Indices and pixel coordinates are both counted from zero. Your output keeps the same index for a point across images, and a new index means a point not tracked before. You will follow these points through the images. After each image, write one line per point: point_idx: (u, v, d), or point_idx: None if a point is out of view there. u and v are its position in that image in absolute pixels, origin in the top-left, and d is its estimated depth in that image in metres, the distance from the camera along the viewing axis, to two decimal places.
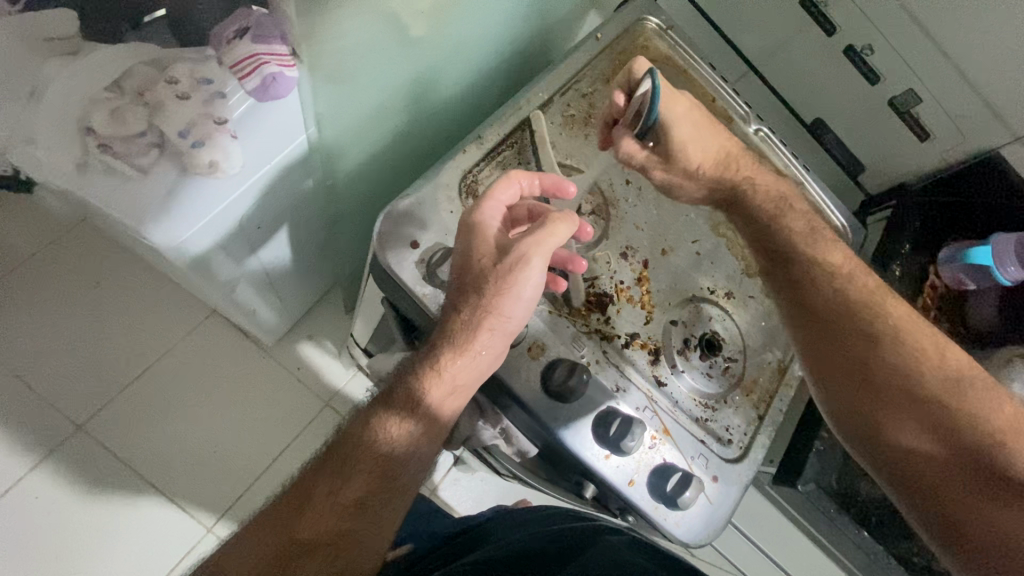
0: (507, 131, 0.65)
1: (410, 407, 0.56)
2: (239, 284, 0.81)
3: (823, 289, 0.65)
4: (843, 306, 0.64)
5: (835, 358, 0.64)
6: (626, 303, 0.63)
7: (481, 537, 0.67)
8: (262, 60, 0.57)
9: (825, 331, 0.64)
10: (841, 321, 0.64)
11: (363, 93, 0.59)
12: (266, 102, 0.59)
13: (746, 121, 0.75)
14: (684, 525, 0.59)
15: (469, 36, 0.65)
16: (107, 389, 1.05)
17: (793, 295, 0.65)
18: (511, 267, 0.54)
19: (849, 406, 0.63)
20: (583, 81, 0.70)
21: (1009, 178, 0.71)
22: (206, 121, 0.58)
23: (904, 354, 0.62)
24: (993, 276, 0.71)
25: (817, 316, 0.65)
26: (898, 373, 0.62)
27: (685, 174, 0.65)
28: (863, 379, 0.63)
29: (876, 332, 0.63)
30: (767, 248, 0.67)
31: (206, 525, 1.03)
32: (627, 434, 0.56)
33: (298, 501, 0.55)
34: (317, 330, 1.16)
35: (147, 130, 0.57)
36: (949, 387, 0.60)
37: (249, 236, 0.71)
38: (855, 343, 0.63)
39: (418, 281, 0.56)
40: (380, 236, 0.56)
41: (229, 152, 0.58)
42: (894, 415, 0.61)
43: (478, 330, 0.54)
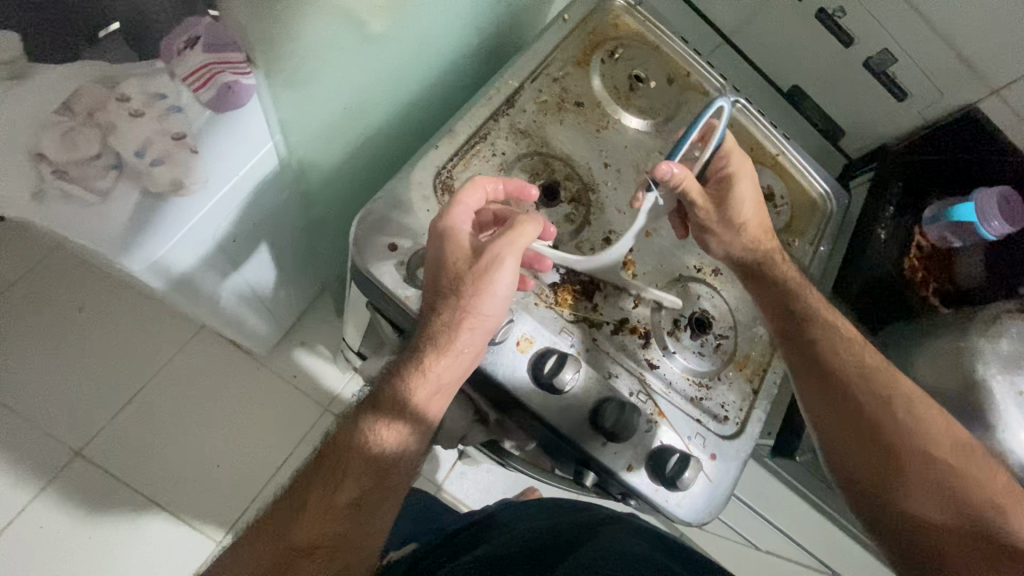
0: (478, 125, 0.62)
1: (392, 412, 0.55)
2: (222, 296, 0.80)
3: (840, 355, 0.63)
4: (857, 371, 0.63)
5: (853, 426, 0.61)
6: (613, 289, 0.62)
7: (486, 532, 0.68)
8: (215, 70, 0.54)
9: (843, 398, 0.62)
10: (855, 386, 0.62)
11: (326, 96, 0.57)
12: (224, 113, 0.57)
13: (723, 93, 0.74)
14: (686, 504, 0.59)
15: (437, 31, 0.63)
16: (103, 414, 1.04)
17: (812, 368, 0.63)
18: (486, 269, 0.53)
19: (863, 477, 0.60)
20: (553, 65, 0.68)
21: (987, 131, 0.71)
22: (163, 138, 0.55)
23: (915, 423, 0.60)
24: (978, 232, 0.71)
25: (835, 382, 0.62)
26: (908, 437, 0.60)
27: (727, 226, 0.64)
28: (877, 445, 0.60)
29: (887, 395, 0.61)
30: (785, 321, 0.64)
31: (215, 539, 1.03)
32: (620, 420, 0.56)
33: (287, 507, 0.54)
34: (310, 337, 1.16)
35: (102, 152, 0.53)
36: (957, 450, 0.59)
37: (226, 250, 0.70)
38: (870, 410, 0.61)
39: (399, 283, 0.55)
40: (356, 241, 0.55)
41: (191, 168, 0.57)
42: (917, 495, 0.58)
43: (447, 333, 0.53)
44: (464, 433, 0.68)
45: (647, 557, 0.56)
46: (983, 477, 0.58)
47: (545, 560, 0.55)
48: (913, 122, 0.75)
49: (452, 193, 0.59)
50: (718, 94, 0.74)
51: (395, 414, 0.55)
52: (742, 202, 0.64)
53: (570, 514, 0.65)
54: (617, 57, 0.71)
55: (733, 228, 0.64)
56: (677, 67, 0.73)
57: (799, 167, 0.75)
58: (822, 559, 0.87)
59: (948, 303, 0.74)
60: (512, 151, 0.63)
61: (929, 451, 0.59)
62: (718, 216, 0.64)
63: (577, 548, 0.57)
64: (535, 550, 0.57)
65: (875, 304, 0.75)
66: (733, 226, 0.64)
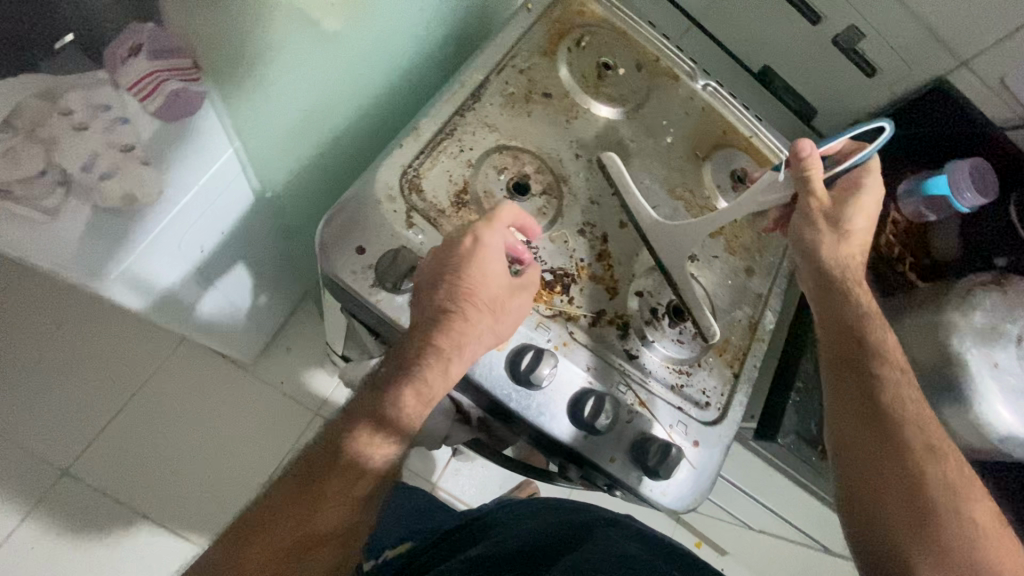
0: (444, 121, 0.61)
1: (370, 417, 0.53)
2: (197, 302, 0.78)
3: (903, 400, 0.59)
4: (913, 423, 0.59)
5: (890, 471, 0.58)
6: (588, 281, 0.62)
7: (486, 531, 0.70)
8: (161, 78, 0.49)
9: (891, 439, 0.58)
10: (908, 433, 0.58)
11: (279, 96, 0.56)
12: (172, 122, 0.53)
13: (694, 77, 0.73)
14: (671, 492, 0.59)
15: (400, 29, 0.61)
16: (88, 431, 1.03)
17: (865, 407, 0.60)
18: (508, 298, 0.54)
19: (886, 523, 0.57)
20: (518, 56, 0.67)
21: (956, 103, 0.71)
22: (110, 151, 0.51)
23: (959, 484, 0.56)
24: (952, 205, 0.71)
25: (887, 428, 0.59)
26: (951, 497, 0.56)
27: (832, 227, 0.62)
28: (915, 494, 0.56)
29: (938, 450, 0.57)
30: (851, 352, 0.62)
31: (200, 545, 1.03)
32: (599, 413, 0.56)
33: (274, 514, 0.51)
34: (297, 342, 1.15)
35: (46, 169, 0.48)
36: (993, 528, 0.56)
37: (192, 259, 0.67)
38: (916, 454, 0.57)
39: (370, 288, 0.54)
40: (322, 245, 0.54)
41: (144, 180, 0.54)
42: (942, 574, 0.54)
43: (445, 333, 0.51)
44: (447, 433, 0.68)
45: (641, 559, 0.56)
46: (1007, 557, 0.54)
47: (539, 564, 0.56)
48: (884, 98, 0.75)
49: (419, 192, 0.57)
50: (688, 79, 0.73)
51: (380, 418, 0.53)
52: (858, 213, 0.62)
53: (569, 513, 0.67)
54: (584, 46, 0.69)
55: (836, 229, 0.62)
56: (646, 53, 0.73)
57: (773, 148, 0.74)
58: (811, 535, 0.88)
59: (925, 279, 0.74)
60: (480, 147, 0.61)
61: (967, 515, 0.55)
62: (828, 217, 0.62)
63: (573, 550, 0.58)
64: (530, 554, 0.59)
65: None
66: (842, 229, 0.62)
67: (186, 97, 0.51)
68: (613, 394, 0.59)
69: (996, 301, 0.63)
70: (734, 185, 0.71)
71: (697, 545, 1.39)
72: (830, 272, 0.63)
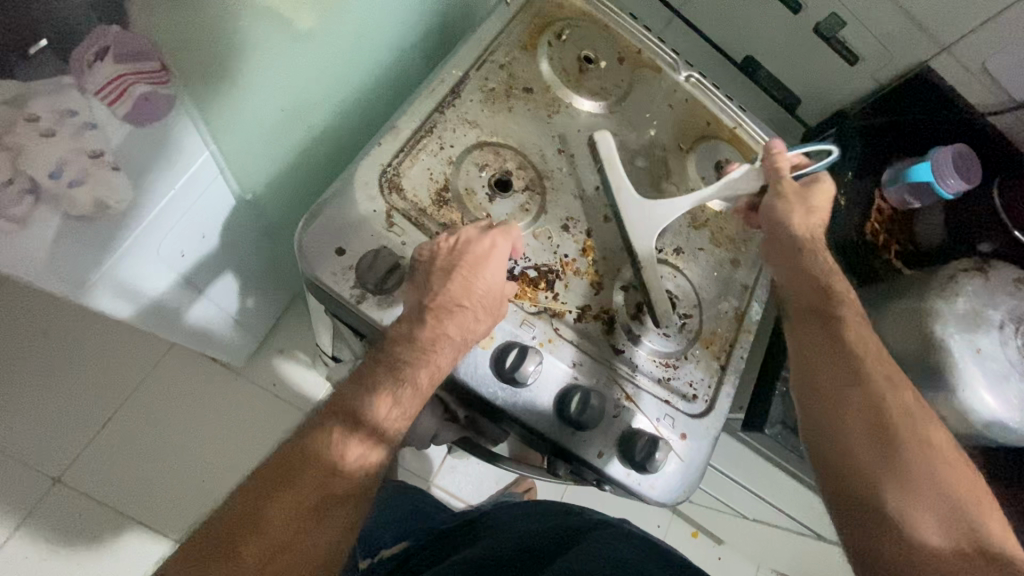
0: (424, 118, 0.60)
1: (354, 420, 0.53)
2: (181, 307, 0.76)
3: (861, 349, 0.60)
4: (874, 358, 0.60)
5: (855, 414, 0.58)
6: (573, 277, 0.61)
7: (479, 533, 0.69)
8: (129, 81, 0.46)
9: (853, 384, 0.59)
10: (867, 375, 0.59)
11: (253, 94, 0.55)
12: (146, 125, 0.50)
13: (676, 69, 0.73)
14: (659, 485, 0.59)
15: (378, 26, 0.60)
16: (78, 438, 1.02)
17: (831, 350, 0.60)
18: (496, 304, 0.54)
19: (854, 463, 0.57)
20: (498, 51, 0.66)
21: (939, 88, 0.71)
22: (80, 157, 0.47)
23: (918, 415, 0.57)
24: (935, 191, 0.71)
25: (854, 367, 0.59)
26: (911, 428, 0.57)
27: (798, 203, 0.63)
28: (878, 431, 0.57)
29: (893, 385, 0.59)
30: (818, 323, 0.62)
31: (172, 540, 1.02)
32: (585, 407, 0.56)
33: (246, 523, 0.49)
34: (288, 344, 1.15)
35: (12, 177, 0.44)
36: (950, 449, 0.57)
37: (172, 263, 0.66)
38: (877, 394, 0.58)
39: (351, 289, 0.53)
40: (300, 247, 0.53)
41: (115, 186, 0.52)
42: (913, 505, 0.55)
43: (429, 323, 0.52)
44: (436, 432, 0.68)
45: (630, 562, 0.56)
46: (965, 475, 0.56)
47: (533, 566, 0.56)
48: (866, 86, 0.75)
49: (400, 191, 0.57)
50: (671, 70, 0.73)
51: (364, 419, 0.53)
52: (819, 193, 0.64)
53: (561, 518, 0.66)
54: (564, 39, 0.69)
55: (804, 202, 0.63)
56: (628, 45, 0.72)
57: (757, 139, 0.74)
58: (804, 523, 0.89)
59: (911, 265, 0.75)
60: (461, 143, 0.60)
61: (928, 443, 0.56)
62: (796, 193, 0.64)
63: (563, 553, 0.58)
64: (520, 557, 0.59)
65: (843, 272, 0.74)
66: (807, 202, 0.64)
67: (158, 100, 0.49)
68: (598, 387, 0.59)
69: (977, 287, 0.63)
70: (718, 176, 0.71)
71: (692, 535, 1.41)
72: (800, 241, 0.63)
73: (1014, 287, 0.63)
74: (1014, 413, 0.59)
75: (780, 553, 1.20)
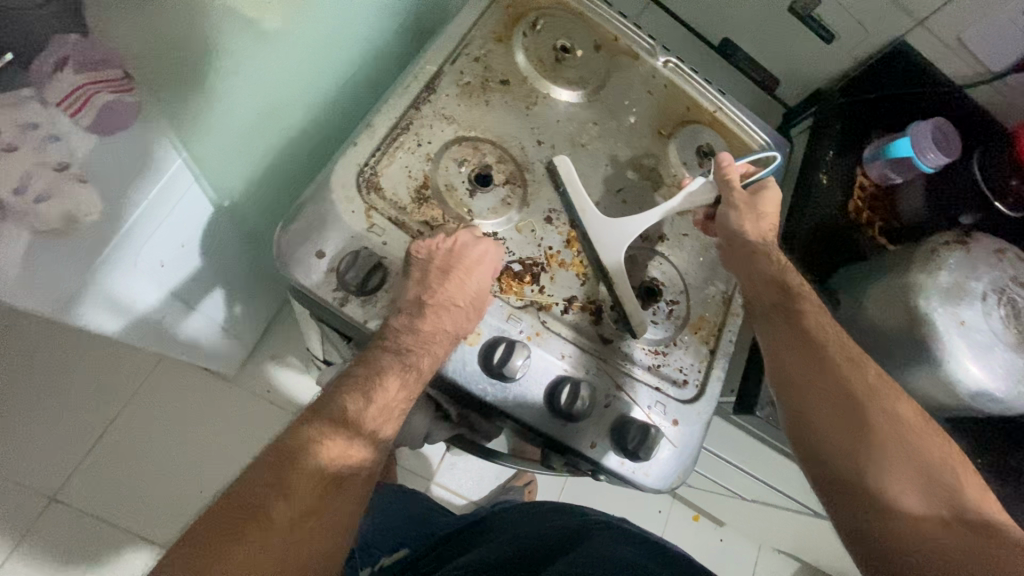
0: (400, 115, 0.59)
1: (348, 417, 0.53)
2: (163, 319, 0.74)
3: (823, 332, 0.62)
4: (835, 343, 0.61)
5: (823, 392, 0.59)
6: (559, 268, 0.61)
7: (481, 535, 0.70)
8: (92, 89, 0.45)
9: (817, 364, 0.60)
10: (829, 355, 0.60)
11: (218, 99, 0.54)
12: (111, 135, 0.48)
13: (654, 54, 0.72)
14: (654, 472, 0.60)
15: (347, 24, 0.59)
16: (72, 455, 1.01)
17: (798, 340, 0.62)
18: (478, 306, 0.55)
19: (824, 441, 0.59)
20: (472, 44, 0.65)
21: (914, 64, 0.72)
22: (46, 171, 0.45)
23: (884, 389, 0.58)
24: (915, 166, 0.71)
25: (817, 354, 0.61)
26: (877, 401, 0.58)
27: (747, 208, 0.66)
28: (844, 407, 0.58)
29: (855, 362, 0.60)
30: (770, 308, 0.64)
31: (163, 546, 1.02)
32: (575, 398, 0.56)
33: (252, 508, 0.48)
34: (279, 349, 1.14)
35: None
36: (921, 420, 0.58)
37: (151, 275, 0.64)
38: (840, 371, 0.59)
39: (333, 292, 0.53)
40: (280, 254, 0.53)
41: (83, 199, 0.48)
42: (887, 474, 0.55)
43: (428, 317, 0.53)
44: (431, 432, 0.67)
45: (632, 562, 0.57)
46: (938, 443, 0.57)
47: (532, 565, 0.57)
48: (844, 63, 0.76)
49: (379, 190, 0.56)
50: (649, 56, 0.72)
51: (364, 419, 0.53)
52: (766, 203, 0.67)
53: (564, 518, 0.67)
54: (539, 29, 0.68)
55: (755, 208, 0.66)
56: (604, 33, 0.71)
57: (738, 121, 0.74)
58: (801, 502, 0.90)
59: (895, 241, 0.75)
60: (438, 140, 0.60)
61: (896, 415, 0.57)
62: (746, 202, 0.66)
63: (567, 551, 0.58)
64: (525, 556, 0.59)
65: (827, 250, 0.75)
66: (758, 209, 0.66)
67: (118, 108, 0.47)
68: (590, 378, 0.59)
69: (959, 258, 0.63)
70: (700, 160, 0.71)
71: (693, 518, 1.42)
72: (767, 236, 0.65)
73: (996, 257, 0.63)
74: (999, 382, 0.60)
75: (781, 532, 1.21)
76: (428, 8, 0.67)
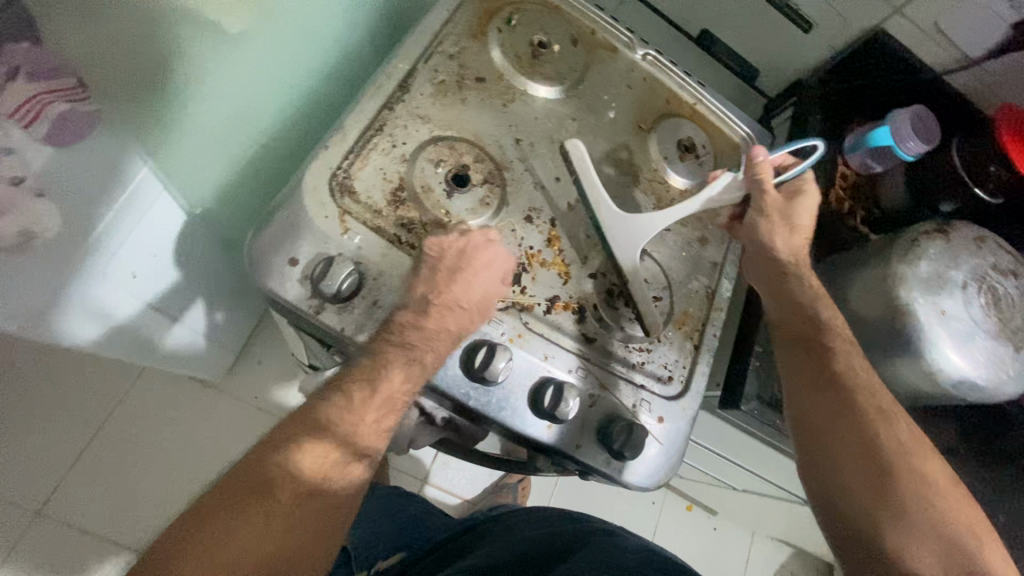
0: (373, 116, 0.58)
1: (354, 406, 0.52)
2: (144, 330, 0.72)
3: (856, 374, 0.60)
4: (868, 388, 0.60)
5: (847, 434, 0.59)
6: (540, 268, 0.60)
7: (474, 545, 0.70)
8: (47, 100, 0.42)
9: (842, 406, 0.60)
10: (859, 401, 0.59)
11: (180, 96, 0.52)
12: (66, 141, 0.46)
13: (632, 48, 0.71)
14: (640, 470, 0.59)
15: (315, 23, 0.58)
16: (57, 469, 1.00)
17: (825, 381, 0.61)
18: (482, 308, 0.55)
19: (844, 492, 0.58)
20: (446, 41, 0.64)
21: (896, 52, 0.72)
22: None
23: (911, 446, 0.58)
24: (896, 154, 0.71)
25: (845, 398, 0.60)
26: (904, 458, 0.57)
27: (781, 218, 0.65)
28: (869, 459, 0.58)
29: (886, 413, 0.59)
30: (792, 319, 0.64)
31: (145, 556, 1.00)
32: (560, 400, 0.55)
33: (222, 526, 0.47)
34: (266, 355, 1.14)
35: None
36: (948, 482, 0.57)
37: (125, 288, 0.62)
38: (867, 422, 0.58)
39: (307, 299, 0.51)
40: (253, 262, 0.52)
41: (44, 213, 0.46)
42: (905, 535, 0.55)
43: (433, 316, 0.53)
44: (417, 435, 0.67)
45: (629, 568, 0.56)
46: (962, 508, 0.56)
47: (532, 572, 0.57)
48: (823, 53, 0.75)
49: (353, 194, 0.55)
50: (627, 50, 0.71)
51: (365, 418, 0.52)
52: (802, 212, 0.66)
53: (557, 526, 0.67)
54: (514, 24, 0.67)
55: (787, 220, 0.65)
56: (581, 28, 0.70)
57: (719, 114, 0.73)
58: (790, 490, 0.91)
59: (877, 229, 0.76)
60: (414, 140, 0.59)
61: (923, 475, 0.56)
62: (779, 209, 0.66)
63: (566, 558, 0.58)
64: (524, 562, 0.60)
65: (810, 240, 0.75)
66: (792, 222, 0.66)
67: (79, 117, 0.45)
68: (586, 386, 0.59)
69: (939, 248, 0.63)
70: (681, 154, 0.70)
71: (687, 507, 1.43)
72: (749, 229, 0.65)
73: (975, 245, 0.64)
74: (980, 369, 0.60)
75: (773, 519, 1.22)
76: (401, 6, 0.66)
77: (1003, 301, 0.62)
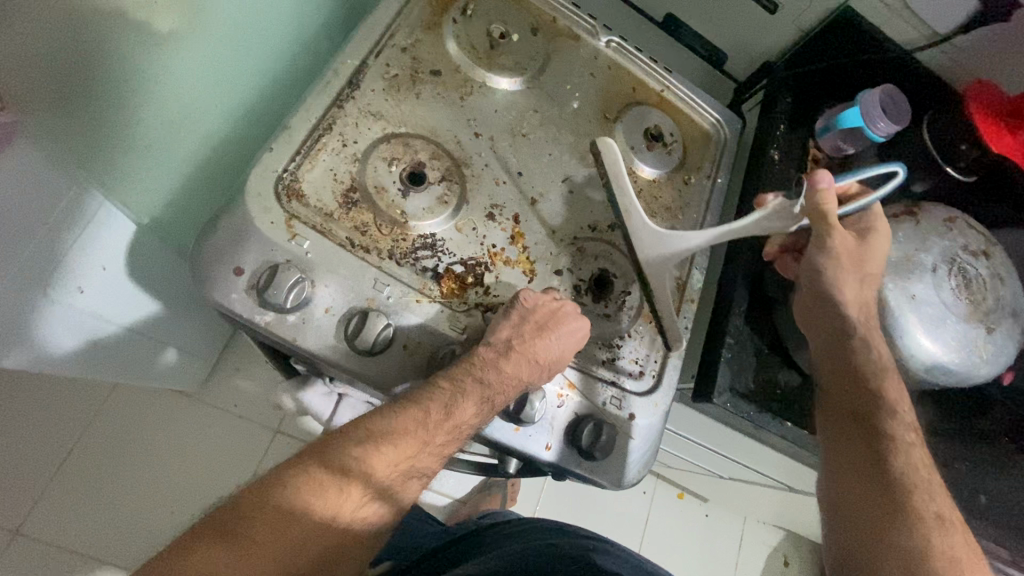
0: (322, 115, 0.55)
1: (427, 425, 0.51)
2: (96, 339, 0.71)
3: (908, 465, 0.56)
4: (923, 490, 0.55)
5: (882, 520, 0.54)
6: (504, 267, 0.59)
7: (462, 553, 0.68)
8: None
9: (885, 492, 0.55)
10: (908, 493, 0.55)
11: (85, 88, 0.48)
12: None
13: (595, 34, 0.69)
14: (610, 471, 0.58)
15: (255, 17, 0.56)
16: (33, 488, 0.98)
17: (869, 465, 0.57)
18: (551, 362, 0.55)
19: None
20: (399, 34, 0.62)
21: (864, 31, 0.70)
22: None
23: (962, 559, 0.50)
24: (866, 135, 0.69)
25: (888, 486, 0.55)
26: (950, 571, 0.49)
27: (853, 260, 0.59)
28: (902, 556, 0.51)
29: (938, 517, 0.53)
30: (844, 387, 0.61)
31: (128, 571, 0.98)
32: (524, 404, 0.54)
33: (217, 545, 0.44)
34: (245, 362, 1.13)
35: None
36: None
37: (67, 300, 0.61)
38: (910, 518, 0.53)
39: (256, 309, 0.49)
40: (197, 272, 0.50)
41: None
42: None
43: (512, 359, 0.53)
44: None
45: None
46: None
47: None
48: (790, 34, 0.73)
49: (301, 198, 0.53)
50: (590, 37, 0.69)
51: (434, 438, 0.51)
52: (875, 250, 0.59)
53: (545, 535, 0.66)
54: (470, 14, 0.64)
55: (861, 269, 0.58)
56: (541, 16, 0.68)
57: (686, 100, 0.71)
58: (777, 478, 0.90)
59: None
60: (366, 139, 0.56)
61: None
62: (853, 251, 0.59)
63: None
64: None
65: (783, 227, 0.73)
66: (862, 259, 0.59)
67: None
68: (596, 413, 0.58)
69: (907, 232, 0.63)
70: (648, 143, 0.68)
71: (679, 496, 1.42)
72: None
73: (946, 226, 0.63)
74: (953, 354, 0.59)
75: (763, 505, 1.21)
76: None
77: (974, 283, 0.61)
